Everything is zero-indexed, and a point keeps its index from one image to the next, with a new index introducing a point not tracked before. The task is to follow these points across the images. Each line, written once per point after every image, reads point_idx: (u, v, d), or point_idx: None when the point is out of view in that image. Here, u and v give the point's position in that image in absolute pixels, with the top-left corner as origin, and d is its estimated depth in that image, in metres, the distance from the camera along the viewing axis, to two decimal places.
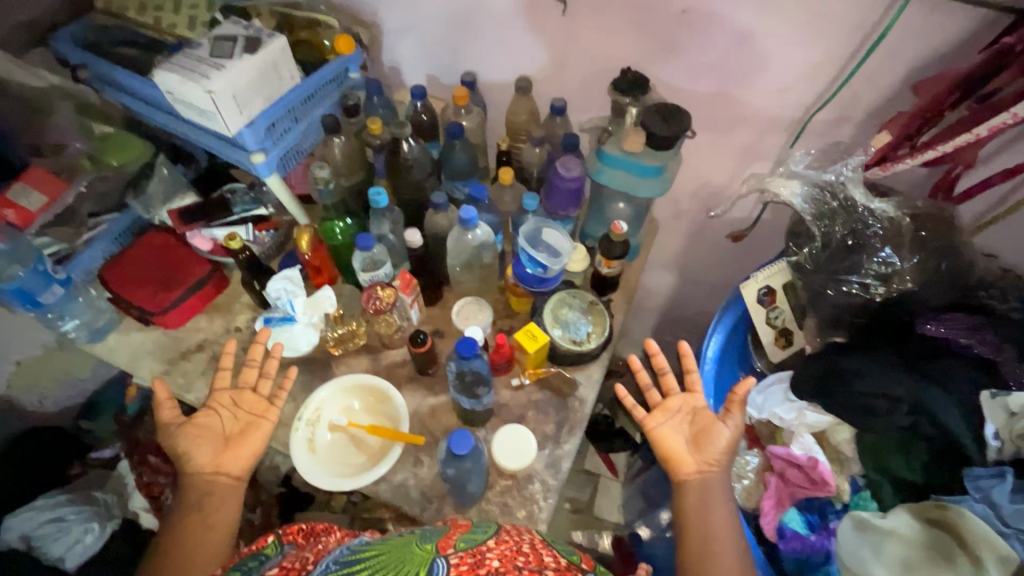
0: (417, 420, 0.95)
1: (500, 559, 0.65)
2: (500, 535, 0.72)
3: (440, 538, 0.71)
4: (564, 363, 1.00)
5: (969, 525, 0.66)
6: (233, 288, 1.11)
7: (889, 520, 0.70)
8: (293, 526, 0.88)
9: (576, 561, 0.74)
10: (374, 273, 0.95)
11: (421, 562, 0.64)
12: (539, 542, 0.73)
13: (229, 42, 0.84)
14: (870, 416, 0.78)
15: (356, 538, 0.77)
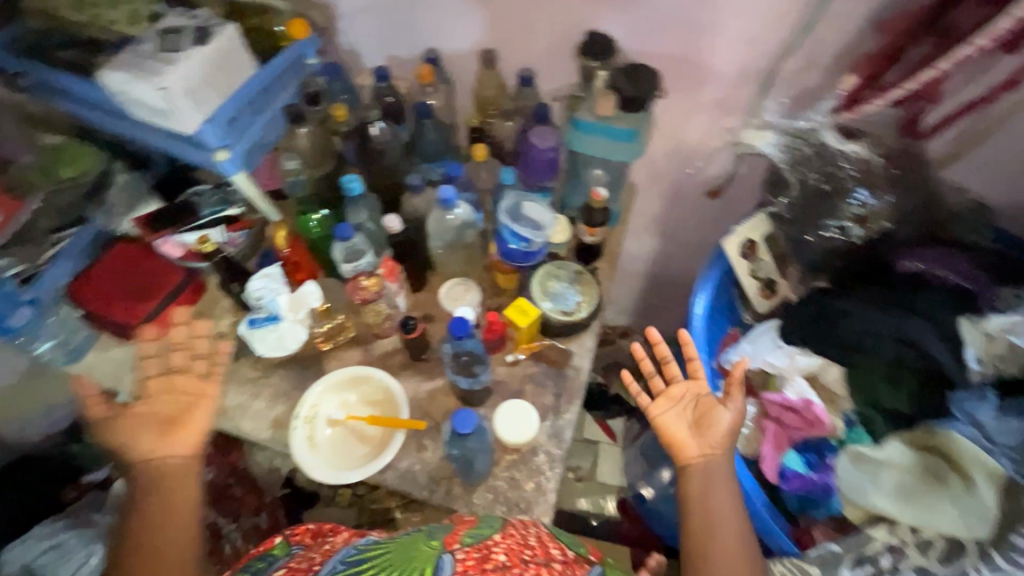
0: (417, 405, 0.94)
1: (507, 552, 0.71)
2: (505, 529, 0.77)
3: (447, 533, 0.75)
4: (557, 334, 1.00)
5: (960, 446, 0.70)
6: (212, 293, 1.08)
7: (885, 451, 0.74)
8: (302, 525, 0.93)
9: (581, 554, 0.82)
10: (356, 264, 0.94)
11: (427, 559, 0.68)
12: (547, 536, 0.80)
13: (177, 34, 0.80)
14: (858, 353, 0.80)
15: (368, 536, 0.81)
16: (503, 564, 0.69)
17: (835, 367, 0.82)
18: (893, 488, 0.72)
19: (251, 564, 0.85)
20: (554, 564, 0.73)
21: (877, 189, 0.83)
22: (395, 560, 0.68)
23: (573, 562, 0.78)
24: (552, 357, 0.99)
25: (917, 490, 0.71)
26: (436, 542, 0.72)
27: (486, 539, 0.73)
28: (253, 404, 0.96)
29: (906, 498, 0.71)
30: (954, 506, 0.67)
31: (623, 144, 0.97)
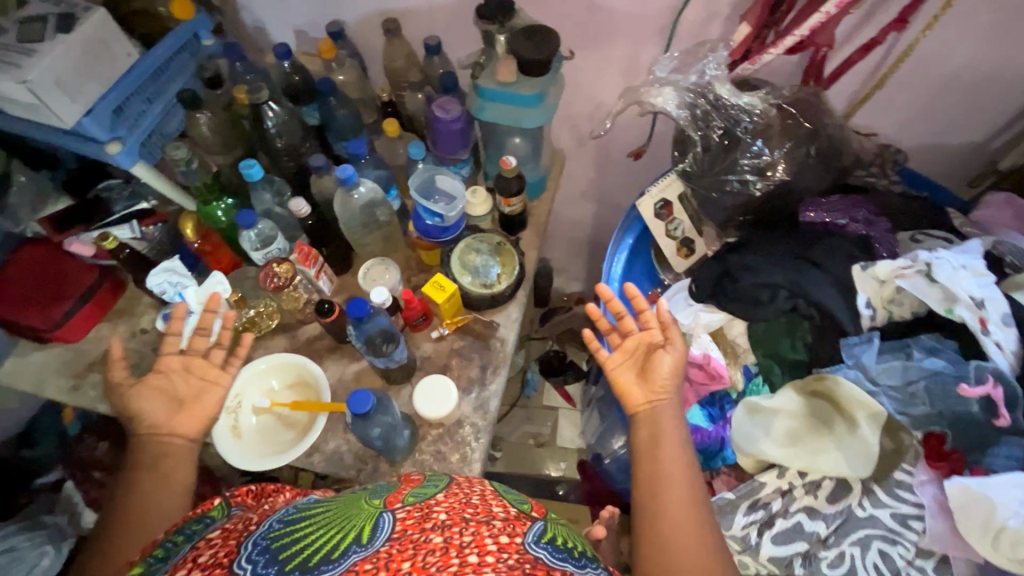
0: (342, 387, 0.95)
1: (448, 511, 0.58)
2: (451, 487, 0.65)
3: (391, 492, 0.63)
4: (482, 307, 1.00)
5: (841, 391, 0.78)
6: (132, 290, 1.06)
7: (777, 402, 0.82)
8: (244, 487, 0.79)
9: (526, 511, 0.65)
10: (267, 250, 0.93)
11: (366, 518, 0.57)
12: (491, 493, 0.65)
13: (39, 23, 0.77)
14: (757, 305, 0.84)
15: (298, 498, 0.67)
16: (443, 524, 0.56)
17: (738, 322, 0.87)
18: (783, 434, 0.81)
19: (184, 526, 0.70)
20: (494, 523, 0.58)
21: (777, 140, 0.83)
22: (334, 519, 0.58)
23: (516, 519, 0.61)
24: (477, 331, 0.99)
25: (806, 435, 0.80)
26: (378, 501, 0.61)
27: (429, 498, 0.62)
28: None
29: (793, 444, 0.80)
30: (838, 450, 0.77)
31: (530, 109, 0.93)
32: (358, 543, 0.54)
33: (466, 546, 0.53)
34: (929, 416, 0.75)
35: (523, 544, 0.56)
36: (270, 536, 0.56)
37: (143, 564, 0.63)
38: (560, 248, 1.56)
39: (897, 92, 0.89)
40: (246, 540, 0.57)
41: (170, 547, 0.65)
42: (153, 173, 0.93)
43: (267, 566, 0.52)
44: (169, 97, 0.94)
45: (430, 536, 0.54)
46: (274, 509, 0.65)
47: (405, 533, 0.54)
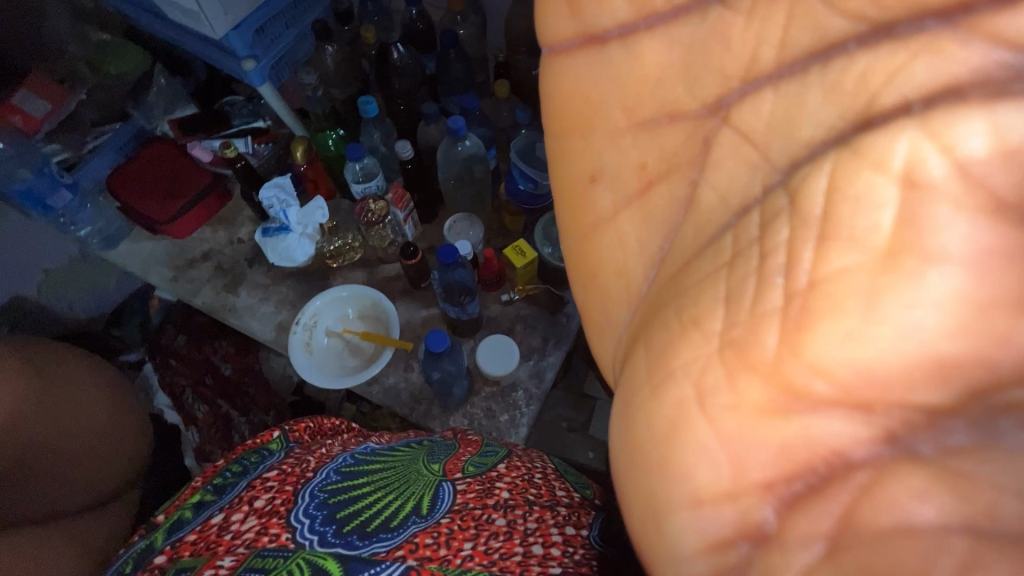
0: (410, 329, 0.99)
1: (510, 490, 0.59)
2: (511, 459, 0.66)
3: (449, 457, 0.65)
4: (555, 280, 1.01)
5: None
6: (236, 201, 1.14)
7: None
8: (302, 421, 0.76)
9: (588, 498, 0.67)
10: (366, 185, 0.97)
11: (424, 487, 0.58)
12: (552, 474, 0.67)
13: None
14: None
15: (367, 443, 0.67)
16: (505, 503, 0.56)
17: None
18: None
19: (242, 456, 0.68)
20: (559, 509, 0.59)
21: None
22: (397, 487, 0.57)
23: (579, 507, 0.63)
24: (546, 303, 1.00)
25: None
26: (438, 467, 0.62)
27: (490, 470, 0.63)
28: (262, 307, 1.03)
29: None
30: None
31: None
32: (418, 514, 0.54)
33: (531, 534, 0.53)
34: None
35: (587, 537, 0.56)
36: (328, 489, 0.55)
37: (205, 490, 0.63)
38: None
39: None
40: (303, 489, 0.56)
41: (232, 475, 0.64)
42: (276, 94, 0.98)
43: (325, 523, 0.50)
44: (304, 25, 0.98)
45: (493, 516, 0.53)
46: (334, 453, 0.64)
47: (466, 507, 0.55)
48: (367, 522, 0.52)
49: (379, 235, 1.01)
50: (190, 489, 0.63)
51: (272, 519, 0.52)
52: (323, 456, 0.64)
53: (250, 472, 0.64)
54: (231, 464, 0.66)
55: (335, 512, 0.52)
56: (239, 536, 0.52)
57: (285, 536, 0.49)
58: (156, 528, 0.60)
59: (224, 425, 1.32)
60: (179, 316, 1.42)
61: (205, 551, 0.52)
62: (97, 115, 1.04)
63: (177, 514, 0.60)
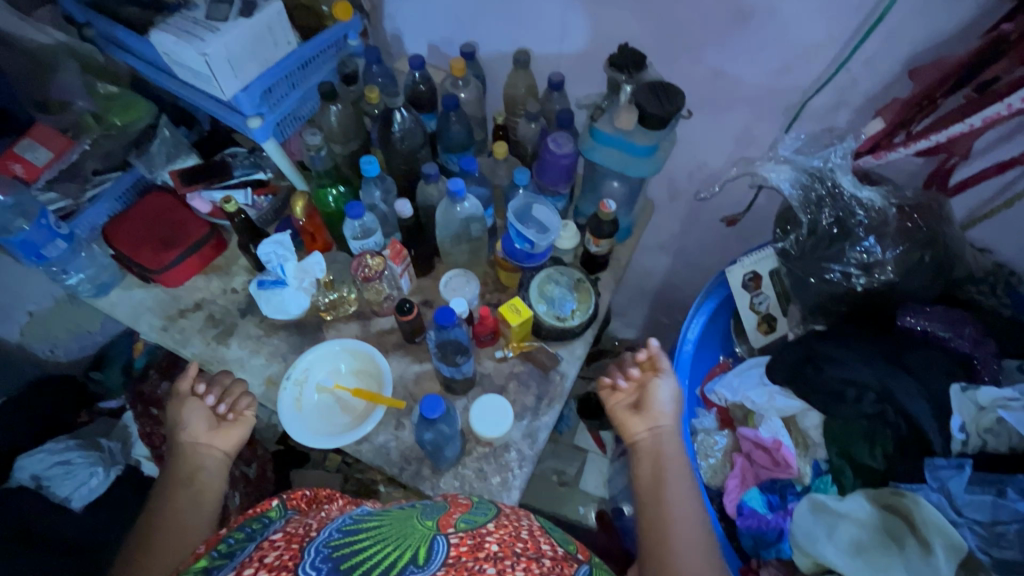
0: (402, 385, 0.98)
1: (500, 543, 0.57)
2: (500, 518, 0.64)
3: (442, 514, 0.63)
4: (549, 338, 1.02)
5: (921, 511, 0.74)
6: (232, 251, 1.15)
7: (845, 504, 0.79)
8: (298, 490, 0.74)
9: (573, 553, 0.63)
10: (364, 242, 0.98)
11: (421, 538, 0.56)
12: (538, 529, 0.64)
13: (226, 4, 0.85)
14: (838, 402, 0.84)
15: (361, 506, 0.65)
16: (495, 555, 0.54)
17: (814, 414, 0.88)
18: (840, 538, 0.76)
19: (243, 524, 0.64)
20: (544, 561, 0.56)
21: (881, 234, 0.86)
22: (392, 538, 0.55)
23: (564, 560, 0.59)
24: (541, 360, 1.00)
25: (862, 539, 0.76)
26: (431, 522, 0.60)
27: (481, 527, 0.61)
28: (252, 359, 1.01)
29: (859, 553, 0.75)
30: (902, 568, 0.72)
31: (638, 160, 0.96)
32: (415, 564, 0.52)
33: None
34: (1016, 563, 0.71)
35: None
36: (331, 545, 0.53)
37: (208, 557, 0.57)
38: (621, 292, 1.58)
39: (1018, 216, 0.90)
40: (309, 546, 0.54)
41: (237, 541, 0.59)
42: (279, 149, 1.00)
43: (329, 574, 0.49)
44: (309, 85, 1.01)
45: (484, 565, 0.52)
46: (330, 518, 0.62)
47: (460, 561, 0.53)
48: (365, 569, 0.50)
49: (372, 291, 1.01)
50: (193, 557, 0.58)
51: (280, 572, 0.50)
52: (321, 518, 0.62)
53: (253, 539, 0.60)
54: (236, 531, 0.62)
55: (335, 566, 0.50)
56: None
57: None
58: None
59: None
60: (163, 362, 1.40)
61: None
62: (98, 163, 1.05)
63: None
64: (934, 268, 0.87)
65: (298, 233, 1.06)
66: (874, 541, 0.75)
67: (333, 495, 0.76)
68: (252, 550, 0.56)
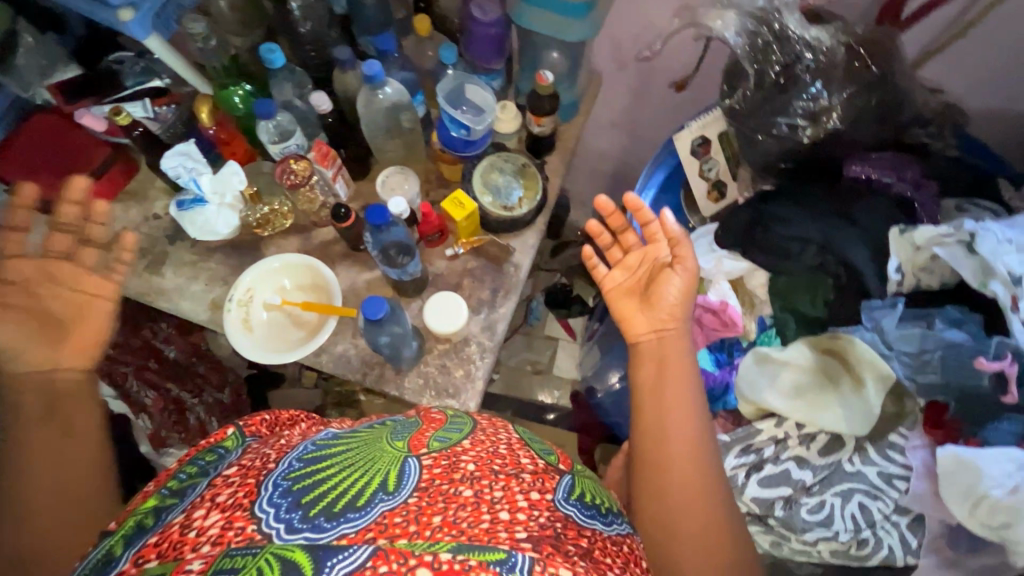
0: (353, 294, 0.95)
1: (476, 462, 0.57)
2: (477, 433, 0.64)
3: (414, 433, 0.62)
4: (498, 230, 0.98)
5: (857, 350, 0.78)
6: (145, 173, 1.04)
7: (786, 354, 0.82)
8: (256, 415, 0.72)
9: (554, 462, 0.65)
10: (284, 145, 0.90)
11: (390, 463, 0.54)
12: (517, 444, 0.65)
13: None
14: (785, 259, 0.86)
15: (328, 428, 0.62)
16: (471, 475, 0.55)
17: (760, 273, 0.89)
18: (782, 387, 0.81)
19: (196, 457, 0.61)
20: (524, 476, 0.57)
21: (827, 81, 0.82)
22: (358, 466, 0.53)
23: (545, 473, 0.61)
24: (493, 253, 0.98)
25: (800, 385, 0.81)
26: (402, 443, 0.59)
27: (455, 445, 0.60)
28: (191, 286, 0.96)
29: (798, 399, 0.80)
30: (837, 408, 0.78)
31: (573, 21, 0.86)
32: (385, 491, 0.50)
33: (497, 501, 0.52)
34: (937, 386, 0.76)
35: (554, 502, 0.56)
36: (291, 477, 0.50)
37: (159, 495, 0.55)
38: (578, 178, 1.53)
39: (973, 45, 0.85)
40: (267, 477, 0.50)
41: (188, 477, 0.57)
42: (165, 46, 0.85)
43: (290, 510, 0.46)
44: None
45: (459, 489, 0.52)
46: (295, 442, 0.59)
47: (432, 484, 0.52)
48: (334, 502, 0.48)
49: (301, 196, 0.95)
50: (140, 496, 0.55)
51: (236, 511, 0.47)
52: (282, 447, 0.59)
53: (207, 473, 0.57)
54: (189, 467, 0.58)
55: (299, 497, 0.48)
56: (203, 532, 0.45)
57: (250, 528, 0.45)
58: (113, 531, 0.52)
59: (177, 410, 1.28)
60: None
61: (171, 553, 0.44)
62: None
63: (133, 521, 0.52)
64: (880, 111, 0.84)
65: (214, 145, 0.96)
66: (812, 385, 0.81)
67: (286, 417, 0.74)
68: (206, 486, 0.53)
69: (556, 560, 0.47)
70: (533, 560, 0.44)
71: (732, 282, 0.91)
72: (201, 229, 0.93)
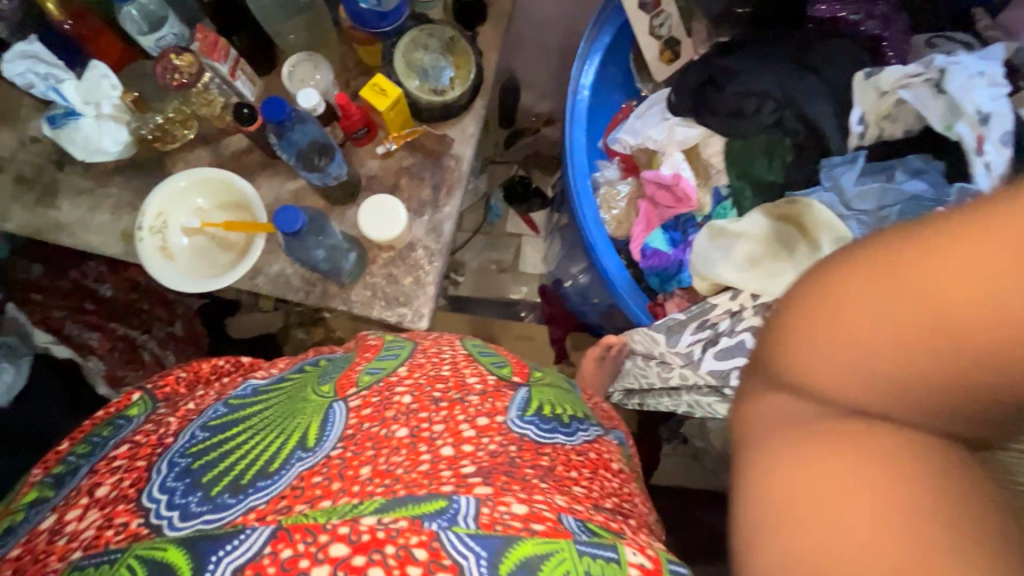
0: (280, 207, 0.86)
1: (412, 393, 0.57)
2: (415, 358, 0.62)
3: (341, 373, 0.60)
4: (432, 119, 0.88)
5: (813, 213, 0.74)
6: (8, 88, 0.88)
7: (742, 224, 0.77)
8: (172, 372, 0.70)
9: (508, 376, 0.65)
10: (159, 35, 0.77)
11: (312, 414, 0.54)
12: (463, 360, 0.63)
13: None
14: (739, 120, 0.80)
15: (248, 379, 0.61)
16: (408, 410, 0.54)
17: (717, 140, 0.83)
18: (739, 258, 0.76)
19: (92, 433, 0.60)
20: (471, 400, 0.57)
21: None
22: (272, 421, 0.54)
23: (495, 391, 0.61)
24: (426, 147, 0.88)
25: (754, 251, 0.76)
26: (328, 388, 0.58)
27: (389, 374, 0.59)
28: (94, 217, 0.85)
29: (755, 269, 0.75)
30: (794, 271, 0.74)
31: None
32: (303, 449, 0.51)
33: (438, 436, 0.52)
34: None
35: (506, 423, 0.57)
36: (189, 454, 0.50)
37: (43, 484, 0.56)
38: (526, 54, 1.38)
39: None
40: (161, 458, 0.51)
41: (78, 458, 0.57)
42: None
43: (186, 494, 0.47)
44: None
45: (393, 429, 0.52)
46: (204, 404, 0.58)
47: (360, 431, 0.52)
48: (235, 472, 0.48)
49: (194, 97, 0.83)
50: (30, 484, 0.56)
51: (118, 506, 0.47)
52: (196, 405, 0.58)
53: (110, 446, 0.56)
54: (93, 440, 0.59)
55: (196, 474, 0.48)
56: (77, 537, 0.46)
57: (135, 523, 0.45)
58: None
59: (127, 349, 1.22)
60: (26, 245, 1.20)
61: (39, 565, 0.45)
62: None
63: (10, 519, 0.53)
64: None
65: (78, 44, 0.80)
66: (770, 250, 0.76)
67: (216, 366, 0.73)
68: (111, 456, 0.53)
69: (508, 491, 0.47)
70: (479, 502, 0.45)
71: (687, 153, 0.85)
72: (84, 149, 0.80)
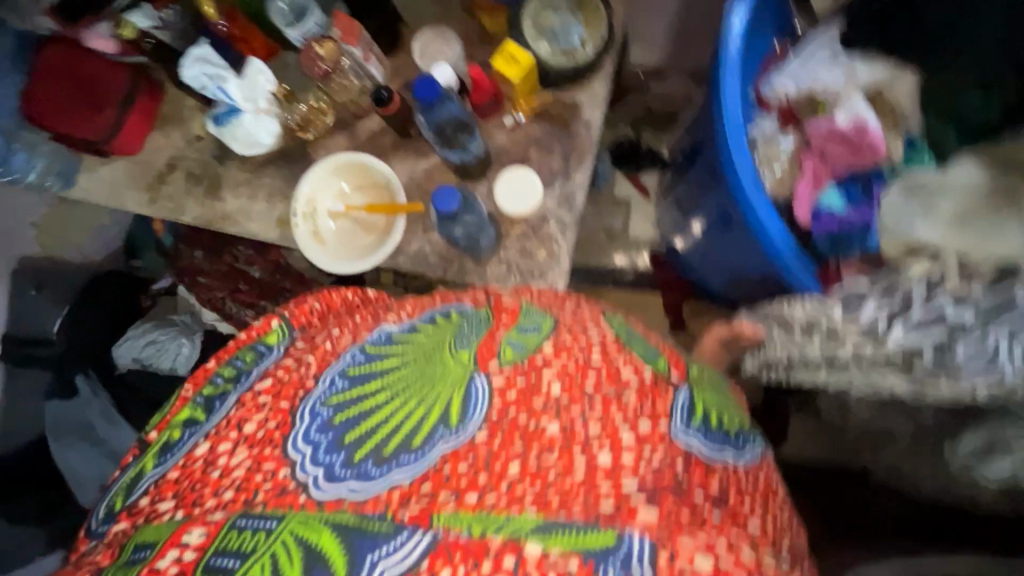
0: (415, 187, 0.88)
1: (559, 381, 0.55)
2: (560, 335, 0.59)
3: (482, 338, 0.58)
4: (565, 84, 0.84)
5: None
6: (173, 95, 0.97)
7: (947, 178, 0.71)
8: (305, 302, 0.71)
9: (664, 372, 0.58)
10: (303, 26, 0.79)
11: (455, 386, 0.54)
12: (610, 344, 0.59)
13: None
14: (935, 44, 0.73)
15: (382, 325, 0.62)
16: (555, 403, 0.53)
17: (907, 78, 0.76)
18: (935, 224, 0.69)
19: (237, 354, 0.65)
20: (627, 399, 0.54)
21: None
22: (411, 388, 0.54)
23: (653, 390, 0.56)
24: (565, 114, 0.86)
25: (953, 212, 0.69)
26: (468, 354, 0.56)
27: (534, 352, 0.57)
28: (252, 205, 0.93)
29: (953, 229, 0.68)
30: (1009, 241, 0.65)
31: None
32: (446, 424, 0.52)
33: (592, 439, 0.51)
34: None
35: (669, 432, 0.54)
36: (330, 405, 0.53)
37: (196, 402, 0.62)
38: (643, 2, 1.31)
39: None
40: (305, 404, 0.54)
41: (225, 382, 0.63)
42: None
43: (330, 453, 0.50)
44: None
45: (543, 424, 0.51)
46: (341, 347, 0.60)
47: (502, 419, 0.52)
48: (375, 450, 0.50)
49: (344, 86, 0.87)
50: (184, 399, 0.63)
51: (265, 450, 0.52)
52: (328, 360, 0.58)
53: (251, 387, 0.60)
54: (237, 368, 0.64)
55: (355, 437, 0.51)
56: (230, 472, 0.52)
57: (284, 472, 0.50)
58: (150, 446, 0.61)
59: None
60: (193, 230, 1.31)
61: (195, 489, 0.52)
62: None
63: (168, 435, 0.61)
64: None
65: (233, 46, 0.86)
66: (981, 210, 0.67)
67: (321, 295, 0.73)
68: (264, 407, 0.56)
69: (681, 527, 0.46)
70: (649, 545, 0.44)
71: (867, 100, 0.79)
72: (246, 143, 0.86)
